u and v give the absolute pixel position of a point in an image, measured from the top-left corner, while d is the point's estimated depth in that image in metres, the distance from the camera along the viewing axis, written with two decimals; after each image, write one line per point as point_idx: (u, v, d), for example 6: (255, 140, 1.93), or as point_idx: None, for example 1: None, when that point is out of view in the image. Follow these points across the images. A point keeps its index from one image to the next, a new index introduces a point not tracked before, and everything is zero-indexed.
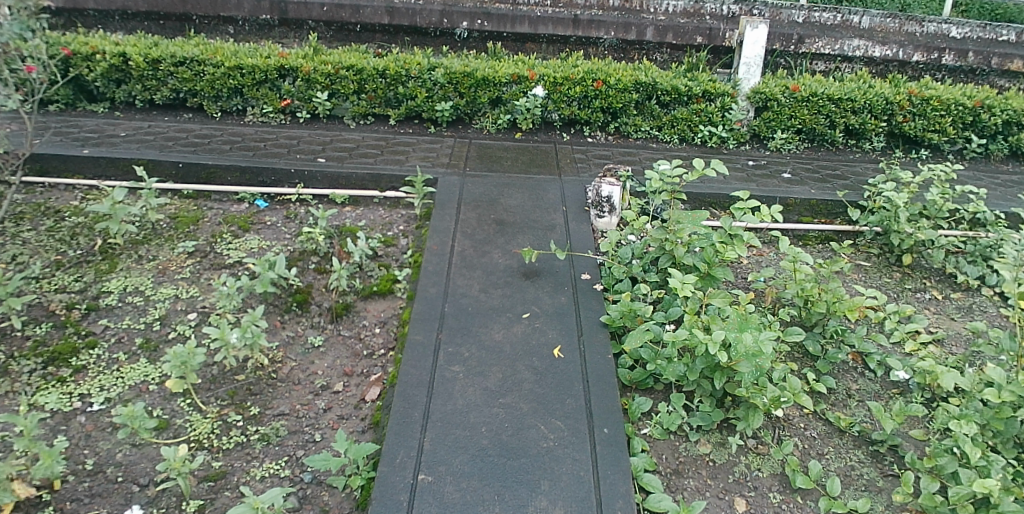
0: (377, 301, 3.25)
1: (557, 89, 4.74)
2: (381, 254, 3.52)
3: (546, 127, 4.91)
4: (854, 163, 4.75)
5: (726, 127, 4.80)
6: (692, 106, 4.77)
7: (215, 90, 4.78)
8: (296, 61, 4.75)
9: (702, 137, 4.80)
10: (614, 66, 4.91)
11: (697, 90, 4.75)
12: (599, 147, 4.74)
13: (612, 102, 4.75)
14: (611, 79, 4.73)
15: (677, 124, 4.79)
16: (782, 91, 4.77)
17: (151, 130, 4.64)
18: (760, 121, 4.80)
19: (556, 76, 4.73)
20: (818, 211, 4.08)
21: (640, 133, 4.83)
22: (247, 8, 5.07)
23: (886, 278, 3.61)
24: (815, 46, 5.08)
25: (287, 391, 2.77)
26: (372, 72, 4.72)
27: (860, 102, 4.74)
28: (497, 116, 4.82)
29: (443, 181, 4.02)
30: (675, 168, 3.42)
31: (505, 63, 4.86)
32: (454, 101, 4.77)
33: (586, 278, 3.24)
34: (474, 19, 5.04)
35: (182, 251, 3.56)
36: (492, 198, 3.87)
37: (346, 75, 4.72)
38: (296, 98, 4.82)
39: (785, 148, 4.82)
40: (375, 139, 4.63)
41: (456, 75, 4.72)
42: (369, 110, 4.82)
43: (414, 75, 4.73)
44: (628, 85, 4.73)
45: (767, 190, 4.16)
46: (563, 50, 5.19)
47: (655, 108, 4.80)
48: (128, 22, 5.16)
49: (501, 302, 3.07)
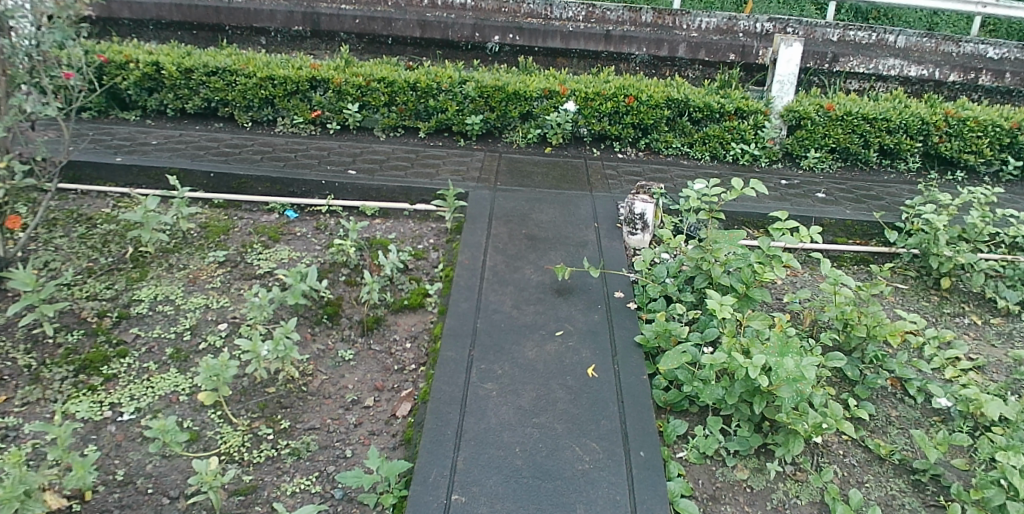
0: (408, 315, 3.22)
1: (588, 104, 4.71)
2: (412, 267, 3.51)
3: (576, 143, 4.90)
4: (889, 184, 4.71)
5: (758, 145, 4.79)
6: (725, 124, 4.76)
7: (246, 100, 4.82)
8: (327, 73, 4.77)
9: (734, 154, 4.79)
10: (646, 82, 4.88)
11: (729, 108, 4.74)
12: (628, 163, 4.72)
13: (643, 118, 4.74)
14: (642, 95, 4.71)
15: (708, 141, 4.78)
16: (816, 109, 4.76)
17: (182, 139, 4.69)
18: (793, 140, 4.79)
19: (587, 91, 4.71)
20: (853, 231, 4.04)
21: (671, 150, 4.82)
22: (280, 20, 5.02)
23: (924, 302, 3.55)
24: (850, 64, 5.03)
25: (317, 405, 2.76)
26: (403, 84, 4.72)
27: (894, 121, 4.75)
28: (527, 130, 4.82)
29: (474, 195, 4.00)
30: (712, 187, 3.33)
31: (536, 78, 4.85)
32: (484, 115, 4.76)
33: (620, 296, 3.19)
34: (506, 34, 4.93)
35: (213, 260, 3.60)
36: (523, 212, 3.84)
37: (377, 87, 4.73)
38: (327, 109, 4.82)
39: (818, 167, 4.82)
40: (405, 151, 4.63)
41: (488, 89, 4.71)
42: (399, 122, 4.82)
43: (445, 88, 4.74)
44: (659, 102, 4.72)
45: (802, 210, 4.12)
46: (594, 65, 5.08)
47: (687, 124, 4.78)
48: (161, 32, 5.20)
49: (533, 319, 3.04)
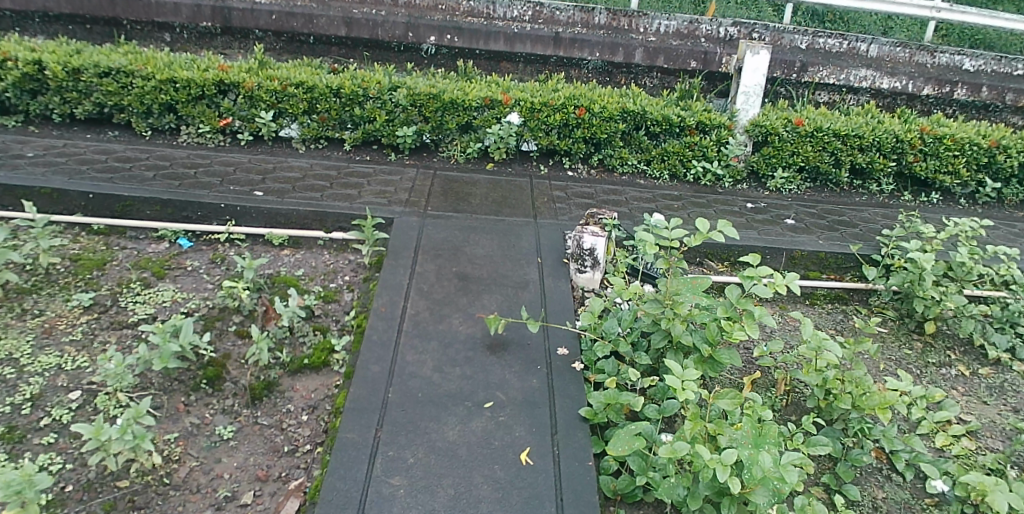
0: (309, 377, 2.66)
1: (534, 115, 4.22)
2: (318, 313, 2.95)
3: (522, 158, 4.38)
4: (860, 207, 4.35)
5: (721, 163, 4.36)
6: (685, 139, 4.32)
7: (145, 106, 4.13)
8: (237, 76, 4.15)
9: (695, 173, 4.35)
10: (601, 91, 4.40)
11: (691, 122, 4.29)
12: (578, 182, 4.21)
13: (596, 132, 4.25)
14: (595, 106, 4.22)
15: (667, 158, 4.33)
16: (784, 124, 4.36)
17: (65, 150, 3.91)
18: (759, 158, 4.37)
19: (533, 101, 4.21)
20: (826, 264, 3.68)
21: (626, 167, 4.35)
22: (186, 14, 4.29)
23: (907, 350, 3.22)
24: (819, 74, 4.63)
25: (179, 504, 2.15)
26: (324, 90, 4.16)
27: (868, 139, 4.37)
28: (466, 144, 4.28)
29: (399, 223, 3.46)
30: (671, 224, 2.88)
31: (476, 85, 4.31)
32: (417, 126, 4.23)
33: (563, 354, 2.69)
34: (442, 34, 4.38)
35: (76, 305, 2.92)
36: (455, 246, 3.31)
37: (295, 92, 4.15)
38: (238, 117, 4.20)
39: (785, 189, 4.42)
40: (325, 167, 4.03)
41: (421, 96, 4.19)
42: (321, 133, 4.24)
43: (372, 96, 4.20)
44: (614, 114, 4.24)
45: (771, 240, 3.72)
46: (541, 71, 4.54)
47: (644, 139, 4.32)
48: (48, 26, 4.42)
49: (458, 387, 2.50)
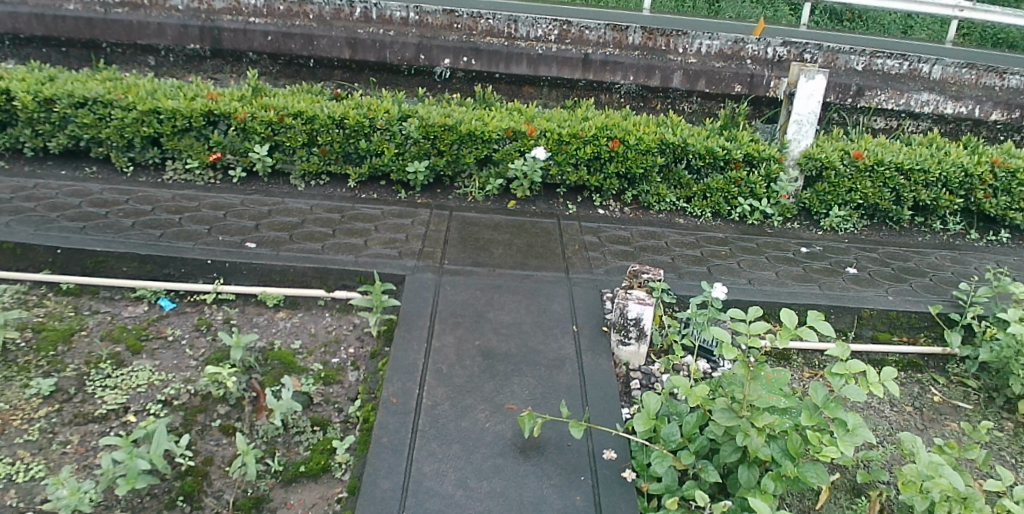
0: (307, 488, 2.19)
1: (562, 148, 3.76)
2: (318, 401, 2.50)
3: (547, 194, 3.93)
4: (924, 249, 3.90)
5: (770, 200, 3.90)
6: (730, 174, 3.86)
7: (125, 139, 3.70)
8: (228, 105, 3.71)
9: (741, 212, 3.89)
10: (637, 119, 3.96)
11: (737, 154, 3.85)
12: (611, 223, 3.75)
13: (631, 166, 3.80)
14: (630, 138, 3.77)
15: (710, 195, 3.87)
16: (840, 157, 3.94)
17: (35, 192, 3.48)
18: (811, 194, 3.95)
19: (561, 132, 3.75)
20: (898, 324, 3.23)
21: (663, 205, 3.89)
22: (171, 36, 3.87)
23: (1000, 433, 2.80)
24: (877, 99, 4.19)
25: None
26: (326, 121, 3.70)
27: (934, 173, 3.89)
28: (486, 180, 3.83)
29: (411, 282, 3.00)
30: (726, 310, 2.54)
31: (496, 113, 3.85)
32: (431, 160, 3.76)
33: (611, 459, 2.23)
34: (459, 56, 3.93)
35: (34, 392, 2.47)
36: (476, 312, 2.86)
37: (293, 124, 3.70)
38: (229, 151, 3.75)
39: (842, 228, 3.98)
40: (327, 208, 3.57)
41: (434, 128, 3.71)
42: (323, 167, 3.80)
43: (381, 127, 3.73)
44: (651, 146, 3.78)
45: (834, 295, 3.27)
46: (569, 96, 4.11)
47: (684, 173, 3.87)
48: (20, 49, 4.00)
49: (487, 508, 2.04)
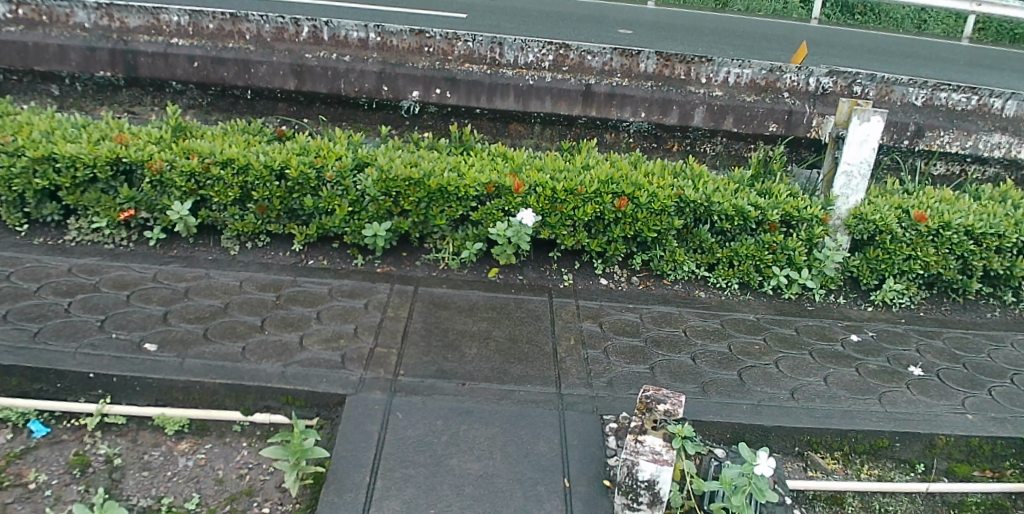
0: None
1: (555, 207, 3.03)
2: None
3: (537, 258, 3.22)
4: (994, 330, 3.21)
5: (812, 269, 3.21)
6: (762, 237, 3.16)
7: (13, 192, 2.97)
8: (141, 151, 2.98)
9: (776, 283, 3.21)
10: (649, 166, 3.22)
11: (772, 214, 3.12)
12: (616, 301, 3.05)
13: (642, 229, 3.09)
14: (642, 194, 3.04)
15: (737, 262, 3.19)
16: (898, 218, 3.21)
17: None
18: (861, 261, 3.26)
19: (556, 186, 3.02)
20: (980, 454, 2.51)
21: (680, 273, 3.20)
22: (74, 61, 3.12)
23: None
24: (940, 141, 3.43)
25: None
26: (262, 171, 2.98)
27: (1010, 238, 3.17)
28: (462, 243, 3.11)
29: (351, 407, 2.26)
30: (767, 489, 1.93)
31: (474, 161, 3.12)
32: (394, 221, 3.04)
33: None
34: (429, 87, 3.18)
35: None
36: (434, 458, 2.11)
37: (220, 175, 2.98)
38: (144, 207, 3.04)
39: (896, 302, 3.30)
40: (261, 284, 2.87)
41: (396, 182, 2.97)
42: (261, 227, 3.09)
43: (331, 180, 3.01)
44: (669, 205, 3.05)
45: (896, 412, 2.58)
46: (566, 136, 3.38)
47: (708, 236, 3.15)
48: None
49: None
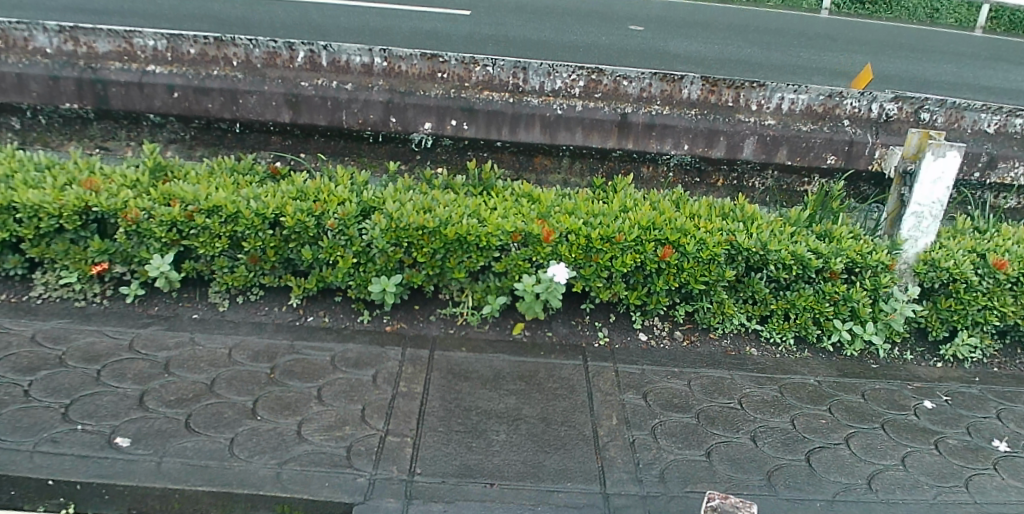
0: None
1: (590, 257, 2.67)
2: None
3: (567, 311, 2.85)
4: None
5: (879, 322, 2.84)
6: (823, 287, 2.79)
7: None
8: (113, 198, 2.59)
9: (836, 339, 2.86)
10: (694, 206, 2.86)
11: (836, 262, 2.75)
12: (659, 364, 2.68)
13: (688, 281, 2.72)
14: (689, 242, 2.67)
15: (793, 314, 2.83)
16: (973, 266, 2.82)
17: None
18: (930, 312, 2.89)
19: (590, 234, 2.65)
20: None
21: (728, 326, 2.85)
22: (36, 92, 2.73)
23: None
24: (1016, 172, 3.04)
25: None
26: (253, 220, 2.61)
27: None
28: (482, 297, 2.74)
29: None
30: None
31: (497, 203, 2.76)
32: (405, 273, 2.67)
33: None
34: (444, 119, 2.80)
35: None
36: None
37: (205, 224, 2.61)
38: (119, 259, 2.67)
39: (969, 357, 2.93)
40: (253, 351, 2.51)
41: (406, 231, 2.60)
42: (253, 280, 2.73)
43: (332, 228, 2.63)
44: (719, 253, 2.69)
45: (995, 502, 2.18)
46: (597, 169, 3.01)
47: (763, 287, 2.79)
48: None
49: None
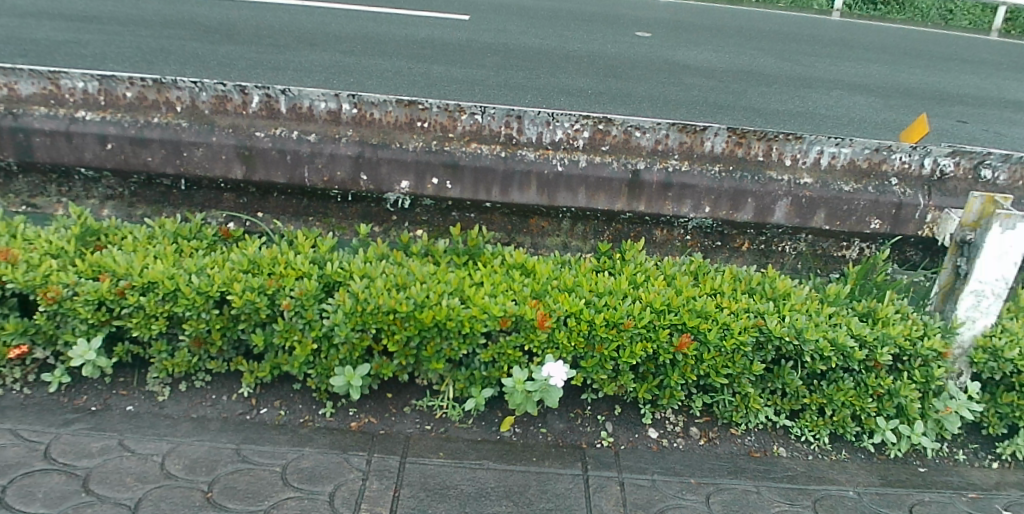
0: None
1: (592, 345, 2.26)
2: None
3: (564, 401, 2.47)
4: None
5: (928, 417, 2.45)
6: (864, 378, 2.40)
7: None
8: (31, 271, 2.20)
9: (878, 436, 2.46)
10: (716, 279, 2.46)
11: (882, 353, 2.35)
12: (672, 472, 2.26)
13: (709, 372, 2.32)
14: (709, 328, 2.27)
15: (832, 408, 2.43)
16: None
17: None
18: (989, 406, 2.48)
19: (593, 318, 2.24)
20: None
21: (753, 421, 2.45)
22: None
23: None
24: None
25: None
26: (194, 300, 2.20)
27: None
28: (466, 388, 2.34)
29: None
30: None
31: (485, 278, 2.36)
32: (374, 362, 2.27)
33: None
34: (424, 176, 2.38)
35: None
36: None
37: (138, 303, 2.21)
38: (41, 341, 2.28)
39: None
40: (189, 458, 2.10)
41: (375, 315, 2.19)
42: (198, 365, 2.34)
43: (288, 310, 2.22)
44: (745, 341, 2.28)
45: None
46: (603, 232, 2.60)
47: (794, 377, 2.39)
48: None
49: None
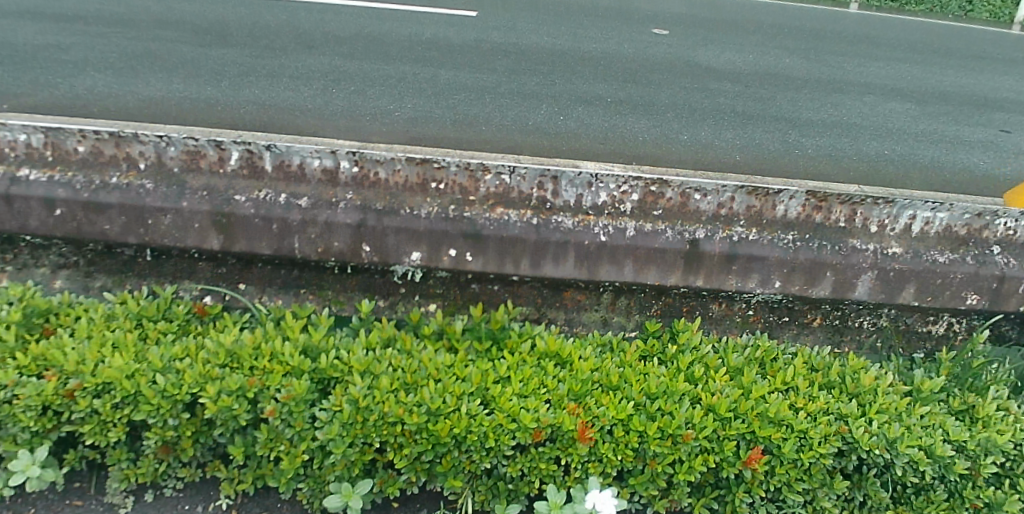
0: None
1: (640, 457, 1.87)
2: None
3: None
4: None
5: None
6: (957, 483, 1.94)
7: None
8: None
9: None
10: (788, 371, 2.07)
11: (987, 465, 1.94)
12: None
13: (784, 490, 1.92)
14: (784, 439, 1.89)
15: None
16: None
17: None
18: None
19: (644, 426, 1.85)
20: None
21: None
22: None
23: None
24: None
25: None
26: (159, 405, 1.80)
27: None
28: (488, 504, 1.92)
29: None
30: None
31: (512, 370, 1.96)
32: (378, 476, 1.88)
33: None
34: (440, 248, 1.97)
35: None
36: None
37: (92, 409, 1.80)
38: None
39: None
40: None
41: (381, 425, 1.80)
42: (166, 474, 1.95)
43: (274, 418, 1.81)
44: (825, 453, 1.89)
45: None
46: (652, 307, 2.20)
47: (876, 487, 1.96)
48: None
49: None
